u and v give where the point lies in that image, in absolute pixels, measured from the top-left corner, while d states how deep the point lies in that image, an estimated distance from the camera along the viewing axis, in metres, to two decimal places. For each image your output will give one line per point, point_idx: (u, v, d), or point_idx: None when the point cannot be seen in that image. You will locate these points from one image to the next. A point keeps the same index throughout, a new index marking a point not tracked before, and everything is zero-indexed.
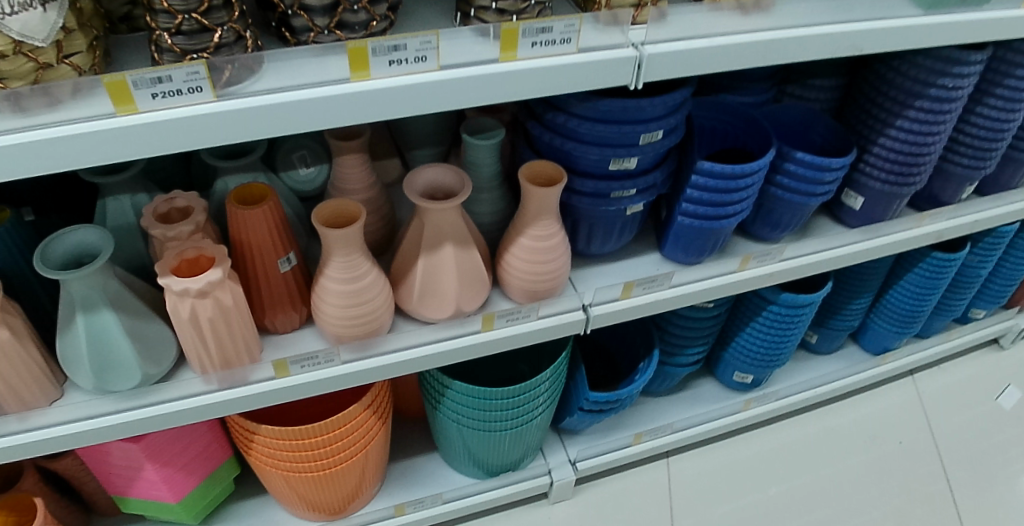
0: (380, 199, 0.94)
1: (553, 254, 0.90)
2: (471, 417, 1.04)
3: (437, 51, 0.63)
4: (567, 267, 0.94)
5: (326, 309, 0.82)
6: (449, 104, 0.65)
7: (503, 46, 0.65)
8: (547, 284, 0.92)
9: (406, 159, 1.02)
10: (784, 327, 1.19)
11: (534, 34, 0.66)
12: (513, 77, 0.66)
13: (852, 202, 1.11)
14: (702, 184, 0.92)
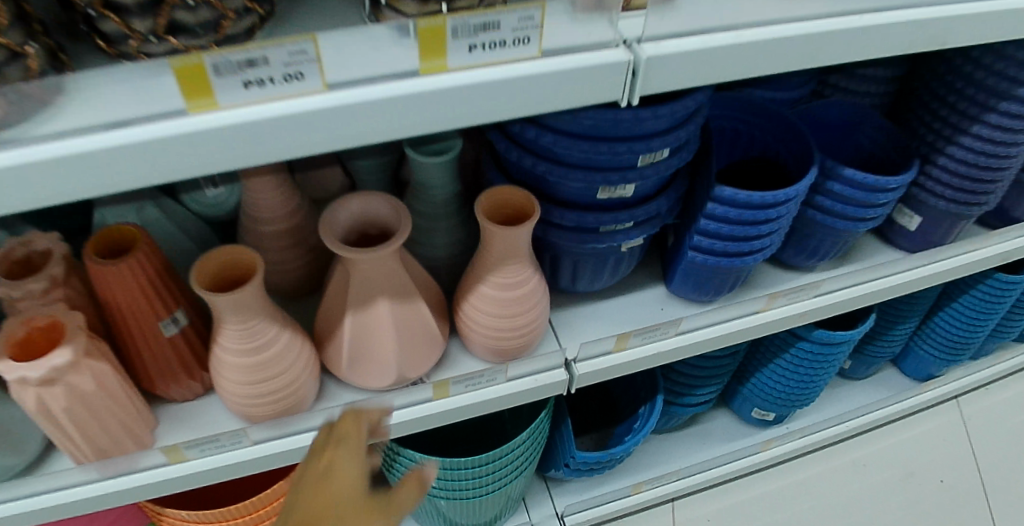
0: (307, 227, 0.75)
1: (525, 303, 0.70)
2: (432, 483, 0.87)
3: (320, 65, 0.43)
4: (545, 315, 0.74)
5: (226, 386, 0.64)
6: (347, 140, 0.45)
7: (424, 53, 0.44)
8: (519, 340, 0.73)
9: (348, 169, 0.82)
10: (814, 367, 0.99)
11: (472, 34, 0.44)
12: (442, 98, 0.45)
13: (906, 221, 0.90)
14: (721, 215, 0.71)
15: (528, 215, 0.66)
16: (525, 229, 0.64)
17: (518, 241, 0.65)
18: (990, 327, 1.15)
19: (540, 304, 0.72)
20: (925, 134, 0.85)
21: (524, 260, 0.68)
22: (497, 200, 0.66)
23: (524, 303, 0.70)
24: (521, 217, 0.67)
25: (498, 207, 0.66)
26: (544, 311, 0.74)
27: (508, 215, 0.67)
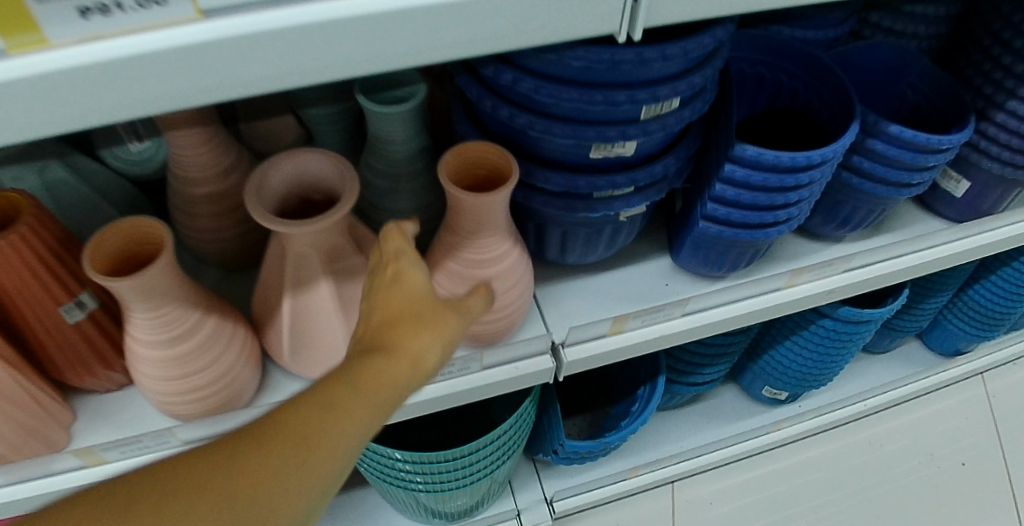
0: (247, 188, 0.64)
1: (508, 280, 0.59)
2: (404, 474, 0.78)
3: None
4: (528, 293, 0.63)
5: (145, 382, 0.54)
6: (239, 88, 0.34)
7: None
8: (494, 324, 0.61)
9: (301, 119, 0.70)
10: (835, 346, 0.88)
11: None
12: (366, 30, 0.34)
13: (951, 187, 0.78)
14: (742, 179, 0.59)
15: (503, 177, 0.54)
16: (503, 193, 0.52)
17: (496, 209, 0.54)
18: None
19: (521, 282, 0.61)
20: (983, 84, 0.71)
21: (504, 229, 0.57)
22: (465, 159, 0.54)
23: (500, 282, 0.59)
24: (496, 179, 0.55)
25: (467, 167, 0.54)
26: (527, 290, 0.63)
27: (482, 177, 0.55)
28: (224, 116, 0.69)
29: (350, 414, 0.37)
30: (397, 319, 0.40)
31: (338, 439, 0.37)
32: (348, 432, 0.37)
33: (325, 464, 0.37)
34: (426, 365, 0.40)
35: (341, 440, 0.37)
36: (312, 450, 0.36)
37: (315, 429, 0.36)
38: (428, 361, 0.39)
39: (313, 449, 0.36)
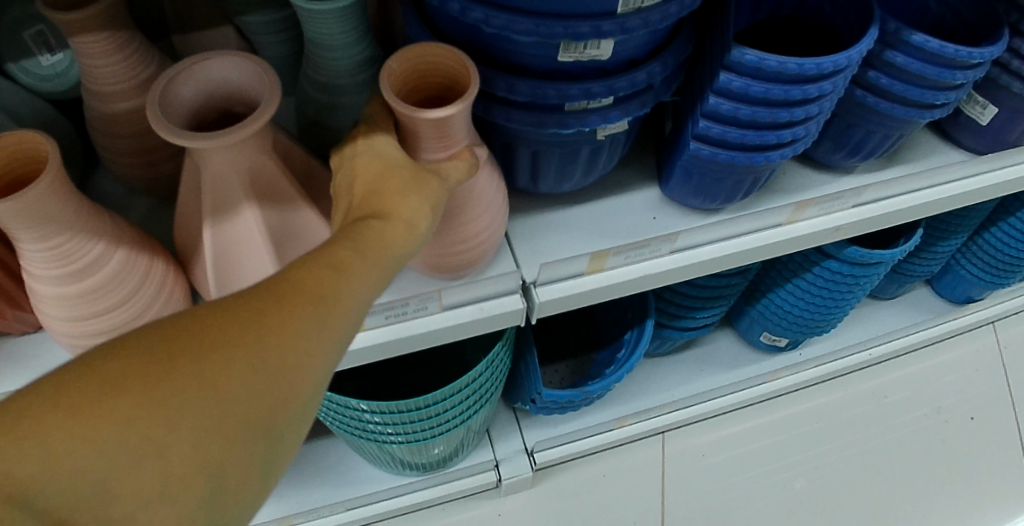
0: None
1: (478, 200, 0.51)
2: (368, 425, 0.72)
3: None
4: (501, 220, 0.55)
5: (52, 323, 0.48)
6: None
7: None
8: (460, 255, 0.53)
9: (238, 28, 0.61)
10: (839, 290, 0.81)
11: None
12: None
13: (977, 114, 0.68)
14: (739, 91, 0.50)
15: (460, 86, 0.46)
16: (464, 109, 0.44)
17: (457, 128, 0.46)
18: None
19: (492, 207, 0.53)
20: None
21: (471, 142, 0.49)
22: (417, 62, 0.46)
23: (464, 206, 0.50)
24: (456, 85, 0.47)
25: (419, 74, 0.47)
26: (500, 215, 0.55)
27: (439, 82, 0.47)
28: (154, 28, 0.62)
29: (366, 270, 0.34)
30: (386, 181, 0.40)
31: (357, 294, 0.33)
32: (366, 285, 0.33)
33: (351, 319, 0.32)
34: (422, 225, 0.39)
35: (360, 297, 0.33)
36: (335, 308, 0.31)
37: (327, 283, 0.32)
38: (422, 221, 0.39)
39: (339, 302, 0.32)
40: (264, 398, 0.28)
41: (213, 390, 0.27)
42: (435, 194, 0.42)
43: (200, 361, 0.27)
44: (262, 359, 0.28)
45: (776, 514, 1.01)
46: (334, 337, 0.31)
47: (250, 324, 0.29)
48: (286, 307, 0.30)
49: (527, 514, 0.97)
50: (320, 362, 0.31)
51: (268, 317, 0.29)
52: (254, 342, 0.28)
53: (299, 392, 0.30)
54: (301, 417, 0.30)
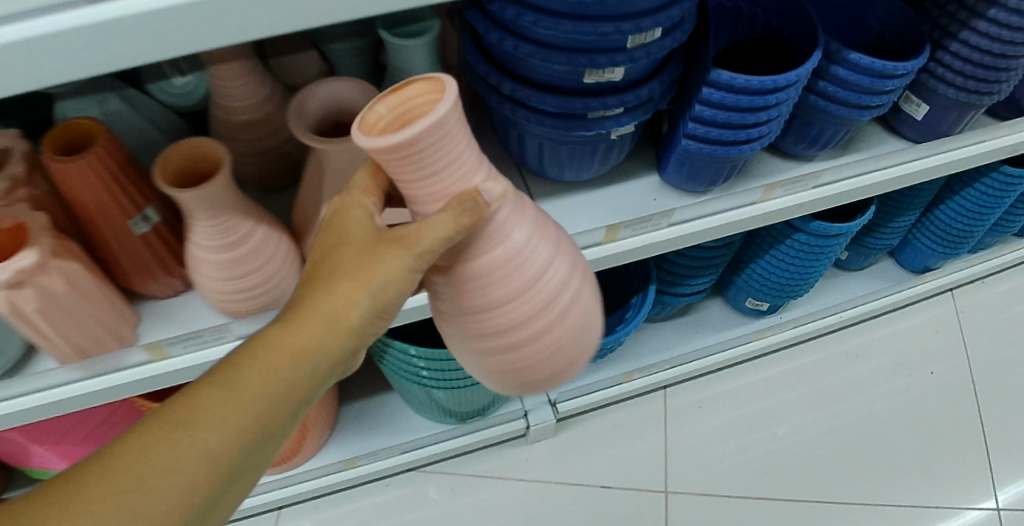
0: (280, 117, 0.72)
1: (533, 295, 0.50)
2: (425, 373, 0.88)
3: None
4: (563, 331, 0.52)
5: (205, 282, 0.64)
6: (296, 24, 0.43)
7: None
8: (503, 356, 0.52)
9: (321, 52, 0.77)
10: (809, 259, 0.98)
11: None
12: None
13: (912, 110, 0.85)
14: (717, 101, 0.67)
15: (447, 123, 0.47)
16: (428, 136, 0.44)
17: (443, 159, 0.46)
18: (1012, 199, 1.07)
19: (540, 303, 0.50)
20: (938, 17, 0.78)
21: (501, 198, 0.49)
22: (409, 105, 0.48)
23: (511, 295, 0.50)
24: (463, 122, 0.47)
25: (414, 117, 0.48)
26: (555, 322, 0.51)
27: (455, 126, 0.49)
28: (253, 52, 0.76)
29: (272, 371, 0.43)
30: (326, 268, 0.47)
31: (263, 388, 0.43)
32: (260, 397, 0.43)
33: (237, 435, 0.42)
34: (347, 319, 0.45)
35: (265, 392, 0.43)
36: (219, 425, 0.42)
37: (222, 402, 0.42)
38: (346, 313, 0.45)
39: (221, 422, 0.42)
40: (185, 481, 0.40)
41: (141, 483, 0.40)
42: (381, 285, 0.45)
43: (131, 459, 0.40)
44: (169, 480, 0.40)
45: (762, 456, 1.16)
46: (245, 426, 0.42)
47: (170, 429, 0.41)
48: (201, 411, 0.42)
49: (550, 458, 1.14)
50: (200, 478, 0.41)
51: (183, 422, 0.41)
52: (144, 471, 0.40)
53: (221, 467, 0.42)
54: (230, 480, 0.43)
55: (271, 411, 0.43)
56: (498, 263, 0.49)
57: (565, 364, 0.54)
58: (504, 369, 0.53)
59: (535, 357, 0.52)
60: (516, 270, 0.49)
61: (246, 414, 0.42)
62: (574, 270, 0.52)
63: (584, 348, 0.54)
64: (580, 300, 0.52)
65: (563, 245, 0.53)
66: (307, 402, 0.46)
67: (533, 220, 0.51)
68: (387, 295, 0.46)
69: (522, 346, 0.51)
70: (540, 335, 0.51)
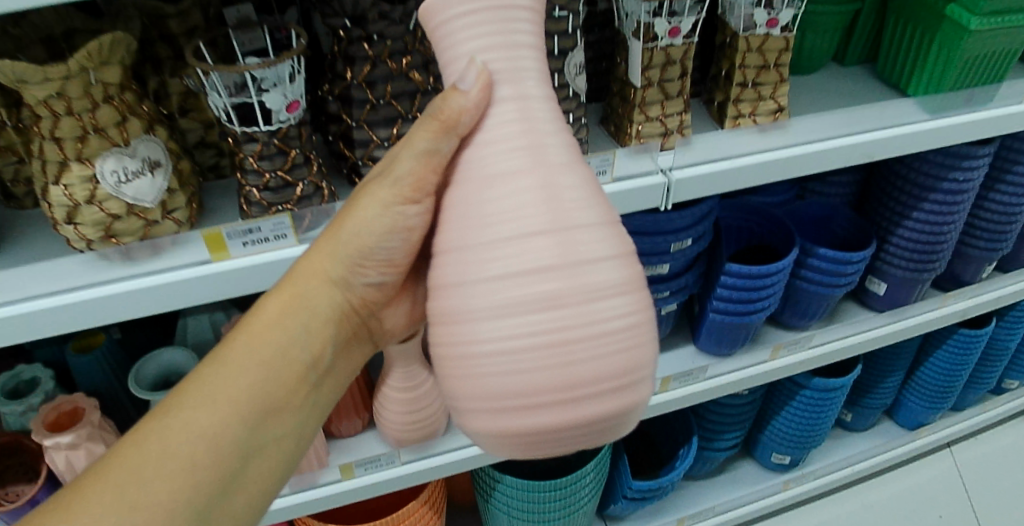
0: None
1: (545, 250, 0.42)
2: (520, 508, 1.08)
3: None
4: (568, 328, 0.41)
5: (388, 415, 0.87)
6: None
7: None
8: (471, 327, 0.43)
9: None
10: (818, 412, 1.21)
11: None
12: None
13: (876, 287, 1.16)
14: (731, 284, 0.97)
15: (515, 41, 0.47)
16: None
17: (466, 35, 0.47)
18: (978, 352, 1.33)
19: (540, 268, 0.41)
20: (880, 223, 1.11)
21: (530, 109, 0.46)
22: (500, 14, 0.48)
23: (507, 246, 0.42)
24: (531, 26, 0.48)
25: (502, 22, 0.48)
26: (559, 307, 0.41)
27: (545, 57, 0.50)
28: None
29: (251, 341, 0.55)
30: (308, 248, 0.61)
31: (250, 354, 0.55)
32: (264, 333, 0.55)
33: (253, 358, 0.55)
34: (326, 271, 0.59)
35: (253, 355, 0.55)
36: (235, 355, 0.54)
37: (236, 341, 0.55)
38: (319, 267, 0.59)
39: (235, 354, 0.54)
40: (195, 448, 0.51)
41: (160, 456, 0.49)
42: (346, 243, 0.59)
43: (169, 408, 0.52)
44: (214, 396, 0.52)
45: None
46: (240, 390, 0.53)
47: (174, 410, 0.52)
48: (203, 386, 0.53)
49: None
50: (229, 396, 0.53)
51: (185, 401, 0.52)
52: (187, 397, 0.52)
53: (230, 431, 0.52)
54: (242, 445, 0.53)
55: (277, 341, 0.56)
56: (513, 199, 0.43)
57: (557, 394, 0.41)
58: (472, 354, 0.43)
59: (513, 351, 0.42)
60: (529, 213, 0.42)
61: (242, 378, 0.54)
62: (610, 261, 0.43)
63: (591, 380, 0.41)
64: (605, 297, 0.42)
65: (614, 236, 0.44)
66: (299, 366, 0.57)
67: (587, 188, 0.45)
68: (357, 248, 0.59)
69: (502, 320, 0.42)
70: (532, 315, 0.41)
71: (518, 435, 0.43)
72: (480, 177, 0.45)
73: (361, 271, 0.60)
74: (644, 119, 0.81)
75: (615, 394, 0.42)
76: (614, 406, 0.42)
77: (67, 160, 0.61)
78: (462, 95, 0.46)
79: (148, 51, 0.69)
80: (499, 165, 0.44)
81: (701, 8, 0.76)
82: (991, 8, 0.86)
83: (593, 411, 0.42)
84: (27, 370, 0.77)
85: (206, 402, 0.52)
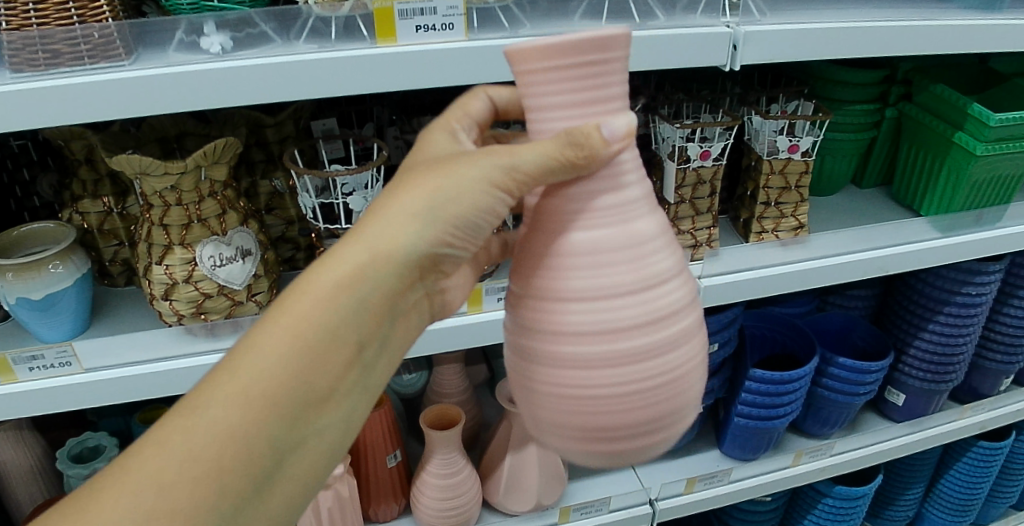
0: (472, 406, 1.01)
1: (630, 308, 0.41)
2: None
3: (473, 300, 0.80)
4: (639, 376, 0.41)
5: (427, 501, 0.90)
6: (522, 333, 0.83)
7: (470, 301, 0.80)
8: (545, 372, 0.42)
9: (492, 365, 1.12)
10: (842, 520, 1.21)
11: (497, 291, 0.81)
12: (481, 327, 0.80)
13: (895, 398, 1.19)
14: (755, 388, 1.01)
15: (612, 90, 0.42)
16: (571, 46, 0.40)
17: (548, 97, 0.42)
18: (998, 466, 1.34)
19: (617, 324, 0.41)
20: (898, 335, 1.16)
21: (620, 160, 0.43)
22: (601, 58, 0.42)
23: (589, 301, 0.41)
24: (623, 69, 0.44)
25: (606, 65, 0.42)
26: (633, 359, 0.41)
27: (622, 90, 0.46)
28: (474, 356, 1.12)
29: (293, 317, 0.40)
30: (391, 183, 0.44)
31: (290, 333, 0.40)
32: (312, 304, 0.40)
33: (297, 339, 0.40)
34: (405, 226, 0.42)
35: (303, 329, 0.40)
36: (275, 331, 0.40)
37: (280, 312, 0.40)
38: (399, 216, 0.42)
39: (277, 330, 0.40)
40: (216, 454, 0.38)
41: (186, 456, 0.38)
42: (428, 199, 0.42)
43: (199, 396, 0.39)
44: (247, 383, 0.39)
45: None
46: (284, 377, 0.39)
47: (200, 399, 0.39)
48: (239, 368, 0.39)
49: None
50: (268, 385, 0.39)
51: (216, 387, 0.39)
52: (219, 383, 0.39)
53: (269, 428, 0.39)
54: (284, 441, 0.40)
55: (332, 315, 0.41)
56: (605, 254, 0.41)
57: (624, 432, 0.42)
58: (544, 392, 0.43)
59: (591, 396, 0.41)
60: (620, 267, 0.41)
61: (286, 360, 0.39)
62: (686, 314, 0.43)
63: (651, 425, 0.43)
64: (678, 346, 0.43)
65: (687, 286, 0.44)
66: (357, 342, 0.42)
67: (669, 235, 0.44)
68: (427, 202, 0.42)
69: (587, 368, 0.41)
70: (606, 369, 0.41)
71: (587, 458, 0.44)
72: (561, 218, 0.42)
73: (438, 238, 0.43)
74: (677, 231, 0.89)
75: (666, 432, 0.44)
76: (659, 442, 0.44)
77: (172, 243, 0.70)
78: (595, 131, 0.40)
79: (244, 154, 0.78)
80: (586, 219, 0.42)
81: (729, 135, 0.87)
82: (995, 136, 0.94)
83: (647, 442, 0.43)
84: (93, 438, 0.86)
85: (239, 392, 0.39)
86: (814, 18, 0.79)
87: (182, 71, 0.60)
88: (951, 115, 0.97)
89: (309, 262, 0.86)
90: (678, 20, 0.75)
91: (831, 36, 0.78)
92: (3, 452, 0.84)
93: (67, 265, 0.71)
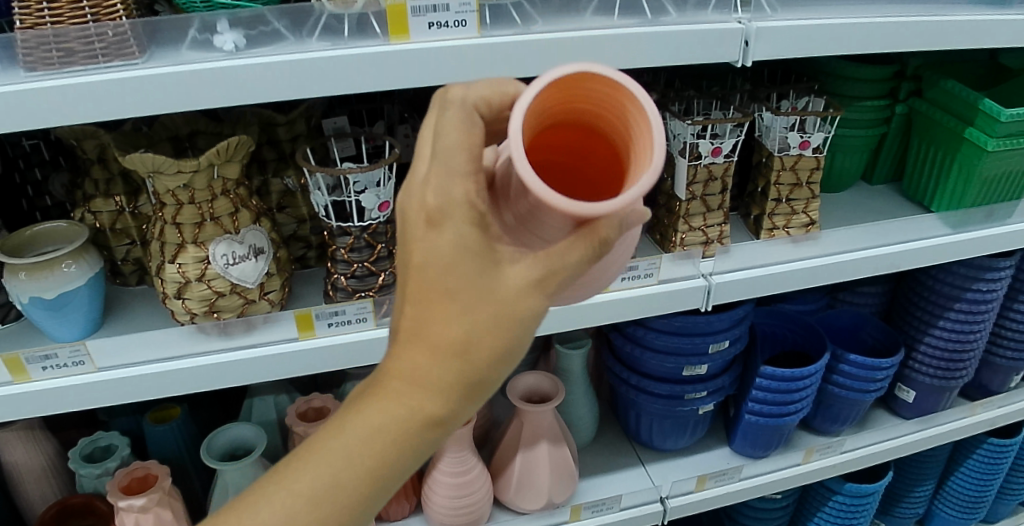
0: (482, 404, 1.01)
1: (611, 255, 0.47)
2: None
3: None
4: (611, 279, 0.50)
5: (438, 499, 0.90)
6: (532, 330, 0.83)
7: None
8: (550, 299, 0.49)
9: None
10: (852, 517, 1.21)
11: None
12: None
13: (905, 395, 1.19)
14: (765, 385, 1.00)
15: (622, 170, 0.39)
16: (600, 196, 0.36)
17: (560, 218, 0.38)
18: (1008, 463, 1.34)
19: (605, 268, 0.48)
20: (908, 331, 1.16)
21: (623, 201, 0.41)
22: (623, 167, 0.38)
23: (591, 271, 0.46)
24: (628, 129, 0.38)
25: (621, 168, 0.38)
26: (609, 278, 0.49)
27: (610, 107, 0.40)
28: None
29: (366, 456, 0.42)
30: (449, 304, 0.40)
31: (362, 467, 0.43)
32: (380, 444, 0.42)
33: (368, 472, 0.43)
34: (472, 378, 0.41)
35: (372, 463, 0.43)
36: (349, 466, 0.43)
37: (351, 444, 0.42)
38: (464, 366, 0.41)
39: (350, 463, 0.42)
40: None
41: None
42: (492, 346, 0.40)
43: (279, 507, 0.43)
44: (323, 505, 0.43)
45: None
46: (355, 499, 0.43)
47: (280, 510, 0.43)
48: (315, 491, 0.43)
49: None
50: (343, 507, 0.43)
51: (294, 502, 0.43)
52: (297, 501, 0.43)
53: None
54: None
55: (400, 451, 0.43)
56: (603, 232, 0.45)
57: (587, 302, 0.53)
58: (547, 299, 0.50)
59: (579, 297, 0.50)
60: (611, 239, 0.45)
61: (358, 488, 0.43)
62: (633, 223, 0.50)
63: None
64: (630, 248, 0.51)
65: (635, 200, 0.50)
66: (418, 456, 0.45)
67: None
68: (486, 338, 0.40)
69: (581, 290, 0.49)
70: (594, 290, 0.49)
71: None
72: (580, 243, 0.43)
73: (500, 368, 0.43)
74: (688, 228, 0.88)
75: None
76: None
77: (185, 242, 0.70)
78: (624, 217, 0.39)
79: (256, 153, 0.78)
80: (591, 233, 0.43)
81: (740, 131, 0.86)
82: (1006, 132, 0.94)
83: None
84: (105, 438, 0.86)
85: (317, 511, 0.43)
86: (827, 13, 0.79)
87: (196, 69, 0.60)
88: (961, 111, 0.97)
89: (321, 260, 0.86)
90: (690, 15, 0.74)
91: (843, 32, 0.77)
92: (17, 451, 0.84)
93: (79, 264, 0.71)
